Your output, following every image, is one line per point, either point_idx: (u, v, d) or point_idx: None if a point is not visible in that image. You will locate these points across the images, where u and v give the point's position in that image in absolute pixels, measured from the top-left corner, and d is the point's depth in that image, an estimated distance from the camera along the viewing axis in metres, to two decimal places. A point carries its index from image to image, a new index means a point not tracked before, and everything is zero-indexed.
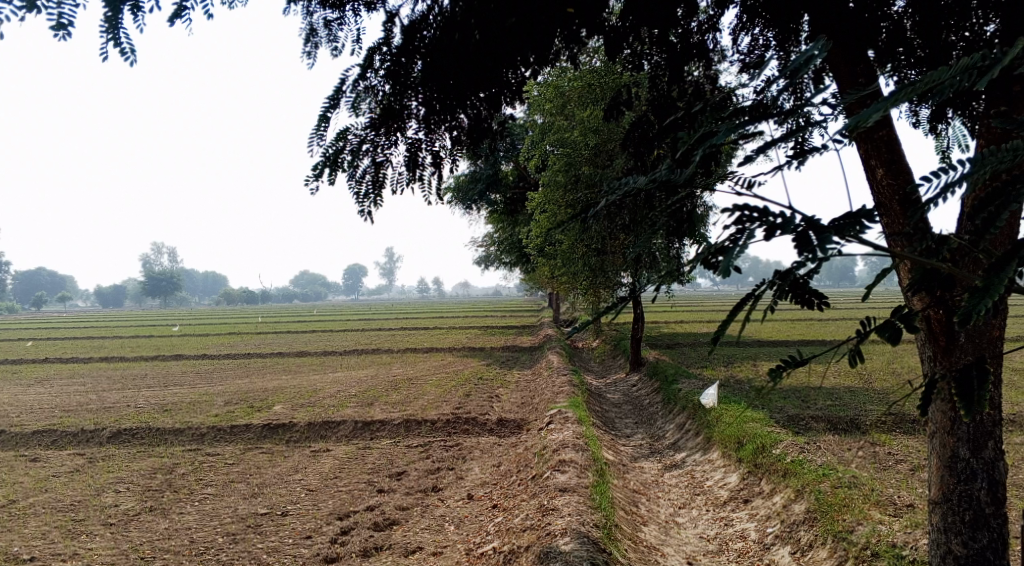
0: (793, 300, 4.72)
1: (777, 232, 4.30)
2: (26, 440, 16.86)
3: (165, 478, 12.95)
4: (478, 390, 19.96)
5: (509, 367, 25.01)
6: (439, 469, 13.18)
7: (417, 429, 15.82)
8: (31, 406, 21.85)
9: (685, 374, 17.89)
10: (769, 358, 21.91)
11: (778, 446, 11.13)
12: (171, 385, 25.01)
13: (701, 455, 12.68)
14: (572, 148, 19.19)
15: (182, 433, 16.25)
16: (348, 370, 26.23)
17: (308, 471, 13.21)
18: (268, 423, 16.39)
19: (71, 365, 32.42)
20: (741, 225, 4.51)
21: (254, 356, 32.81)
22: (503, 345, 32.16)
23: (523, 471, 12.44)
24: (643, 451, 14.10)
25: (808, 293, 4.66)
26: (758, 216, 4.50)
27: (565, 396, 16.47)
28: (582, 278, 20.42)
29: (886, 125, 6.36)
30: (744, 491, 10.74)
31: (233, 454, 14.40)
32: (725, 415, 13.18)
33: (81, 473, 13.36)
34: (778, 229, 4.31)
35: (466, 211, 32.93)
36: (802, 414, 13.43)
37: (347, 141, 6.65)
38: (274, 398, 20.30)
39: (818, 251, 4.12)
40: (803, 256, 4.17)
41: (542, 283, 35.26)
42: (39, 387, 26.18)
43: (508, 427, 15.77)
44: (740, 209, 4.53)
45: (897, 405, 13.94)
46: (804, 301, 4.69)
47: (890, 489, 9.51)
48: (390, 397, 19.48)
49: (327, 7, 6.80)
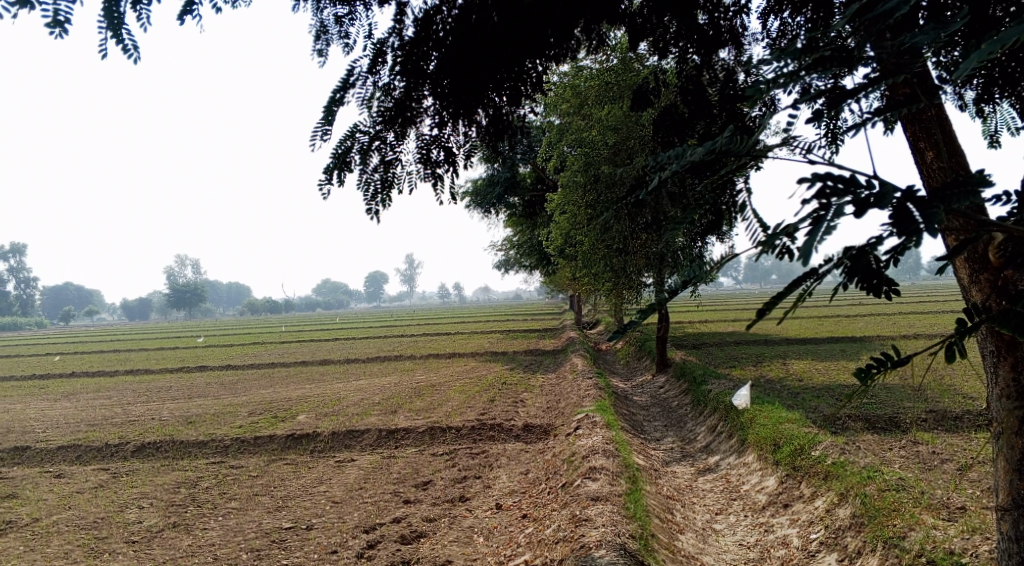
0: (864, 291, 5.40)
1: (875, 205, 4.54)
2: (50, 456, 16.79)
3: (188, 493, 12.78)
4: (503, 395, 19.66)
5: (532, 371, 24.70)
6: (466, 477, 12.92)
7: (442, 436, 15.55)
8: (56, 421, 21.88)
9: (715, 375, 17.50)
10: (799, 356, 21.41)
11: (817, 448, 10.76)
12: (195, 397, 24.91)
13: (735, 458, 12.30)
14: (592, 148, 18.84)
15: (206, 445, 16.12)
16: (371, 378, 26.02)
17: (333, 483, 12.98)
18: (291, 433, 16.21)
19: (96, 379, 32.52)
20: (824, 199, 4.67)
21: (277, 366, 32.69)
22: (525, 349, 31.85)
23: (553, 478, 12.16)
24: (674, 454, 13.76)
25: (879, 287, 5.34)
26: (840, 189, 4.68)
27: (592, 400, 16.14)
28: (605, 279, 20.06)
29: (935, 106, 6.19)
30: (783, 495, 10.36)
31: (256, 466, 14.21)
32: (758, 416, 12.81)
33: (104, 490, 13.22)
34: (872, 204, 4.56)
35: (485, 215, 32.66)
36: (838, 413, 13.03)
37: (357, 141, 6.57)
38: (297, 408, 20.11)
39: (925, 225, 4.41)
40: (909, 231, 4.45)
41: (563, 286, 34.86)
42: (65, 402, 26.21)
43: (534, 433, 15.48)
44: (820, 182, 4.70)
45: (937, 402, 13.46)
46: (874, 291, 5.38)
47: (939, 491, 9.11)
48: (414, 404, 19.27)
49: (337, 3, 6.59)
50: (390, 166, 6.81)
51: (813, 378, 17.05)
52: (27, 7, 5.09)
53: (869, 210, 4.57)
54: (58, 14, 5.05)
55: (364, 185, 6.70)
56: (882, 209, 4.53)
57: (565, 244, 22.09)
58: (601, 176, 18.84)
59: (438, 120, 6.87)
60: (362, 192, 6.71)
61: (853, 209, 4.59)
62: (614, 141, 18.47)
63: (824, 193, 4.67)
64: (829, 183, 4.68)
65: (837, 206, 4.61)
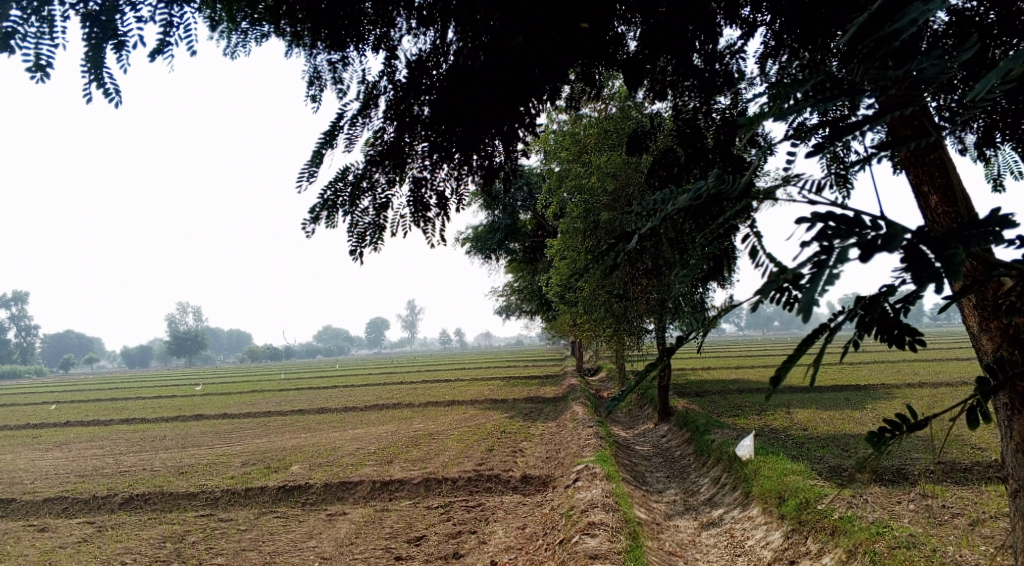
0: (883, 337, 5.47)
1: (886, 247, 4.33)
2: (36, 508, 16.39)
3: (174, 548, 12.41)
4: (501, 445, 19.28)
5: (532, 420, 24.27)
6: (461, 532, 12.54)
7: (438, 487, 15.18)
8: (47, 472, 21.45)
9: (718, 424, 17.13)
10: (804, 405, 21.05)
11: (823, 501, 10.42)
12: (188, 446, 24.48)
13: (739, 511, 11.93)
14: (590, 194, 18.76)
15: (196, 497, 15.72)
16: (369, 427, 25.61)
17: (324, 537, 12.59)
18: (284, 484, 15.83)
19: (91, 428, 32.10)
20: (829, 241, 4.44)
21: (274, 414, 32.25)
22: (526, 396, 31.42)
23: (550, 534, 11.78)
24: (677, 507, 13.36)
25: (898, 331, 5.38)
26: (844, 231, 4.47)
27: (591, 449, 15.79)
28: (605, 326, 19.78)
29: (938, 148, 6.01)
30: (789, 551, 9.98)
31: (246, 519, 13.82)
32: (763, 467, 12.47)
33: (88, 544, 12.84)
34: (881, 247, 4.35)
35: (485, 262, 32.54)
36: (845, 464, 12.70)
37: (346, 184, 6.44)
38: (291, 458, 19.71)
39: (941, 268, 4.22)
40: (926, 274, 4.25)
41: (564, 332, 34.57)
42: (57, 452, 25.79)
43: (532, 484, 15.10)
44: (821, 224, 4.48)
45: (946, 452, 13.12)
46: (894, 337, 5.43)
47: (951, 548, 8.78)
48: (410, 454, 18.87)
49: (330, 49, 6.48)
50: (380, 209, 6.67)
51: (818, 427, 16.69)
52: (5, 50, 4.96)
53: (877, 252, 4.36)
54: (38, 57, 4.95)
55: (352, 228, 6.56)
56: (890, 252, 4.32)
57: (565, 290, 21.87)
58: (600, 223, 18.64)
59: (430, 164, 6.76)
60: (349, 235, 6.58)
61: (859, 252, 4.38)
62: (612, 187, 18.41)
63: (826, 235, 4.45)
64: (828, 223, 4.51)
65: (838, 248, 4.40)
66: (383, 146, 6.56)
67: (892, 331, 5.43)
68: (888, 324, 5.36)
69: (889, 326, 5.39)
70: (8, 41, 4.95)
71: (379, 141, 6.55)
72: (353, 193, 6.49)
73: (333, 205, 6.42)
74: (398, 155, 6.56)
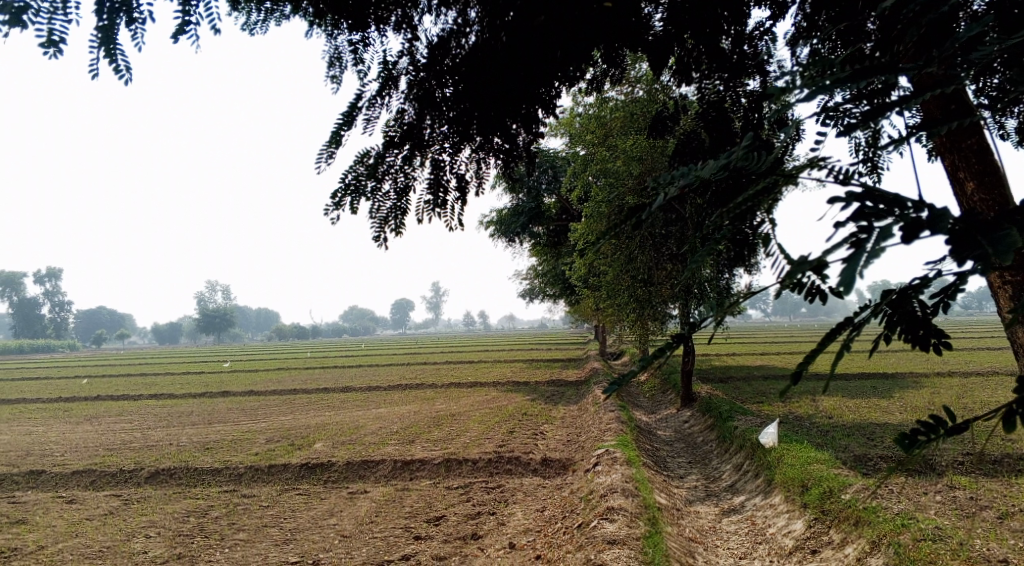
0: (907, 337, 5.48)
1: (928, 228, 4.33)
2: (65, 480, 16.68)
3: (197, 522, 12.57)
4: (523, 427, 19.27)
5: (554, 402, 24.21)
6: (480, 513, 12.56)
7: (458, 468, 15.21)
8: (76, 445, 21.80)
9: (742, 410, 16.96)
10: (830, 392, 20.81)
11: (847, 491, 10.28)
12: (214, 423, 24.76)
13: (762, 499, 11.81)
14: (616, 178, 18.56)
15: (220, 472, 15.89)
16: (392, 406, 25.72)
17: (344, 516, 12.67)
18: (306, 462, 15.95)
19: (120, 403, 32.58)
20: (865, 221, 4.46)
21: (299, 392, 32.52)
22: (548, 379, 31.36)
23: (569, 517, 11.76)
24: (698, 493, 13.26)
25: (924, 332, 5.40)
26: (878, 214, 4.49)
27: (613, 434, 15.74)
28: (629, 311, 19.32)
29: (976, 133, 5.85)
30: (811, 540, 9.86)
31: (268, 496, 13.95)
32: (786, 455, 12.33)
33: (113, 517, 13.05)
34: (921, 229, 4.35)
35: (510, 244, 32.43)
36: (869, 454, 12.53)
37: (367, 166, 6.43)
38: (314, 436, 19.85)
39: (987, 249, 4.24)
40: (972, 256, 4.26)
41: (588, 316, 34.42)
42: (86, 425, 26.21)
43: (552, 467, 15.08)
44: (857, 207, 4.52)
45: (974, 444, 12.89)
46: (918, 338, 5.43)
47: (977, 541, 8.62)
48: (432, 434, 18.92)
49: (349, 30, 6.42)
50: (402, 193, 6.63)
51: (845, 416, 16.49)
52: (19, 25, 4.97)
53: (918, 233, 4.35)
54: (52, 33, 4.96)
55: (375, 212, 6.54)
56: (934, 233, 4.32)
57: (589, 274, 21.73)
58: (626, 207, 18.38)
59: (452, 146, 6.69)
60: (371, 219, 6.55)
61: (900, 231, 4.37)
62: (638, 171, 18.24)
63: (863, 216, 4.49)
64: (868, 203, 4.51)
65: (880, 228, 4.39)
66: (403, 128, 6.53)
67: (919, 331, 5.40)
68: (916, 323, 5.38)
69: (917, 325, 5.38)
70: (22, 17, 4.96)
71: (399, 122, 6.50)
72: (374, 176, 6.47)
73: (355, 189, 6.41)
74: (419, 136, 6.51)
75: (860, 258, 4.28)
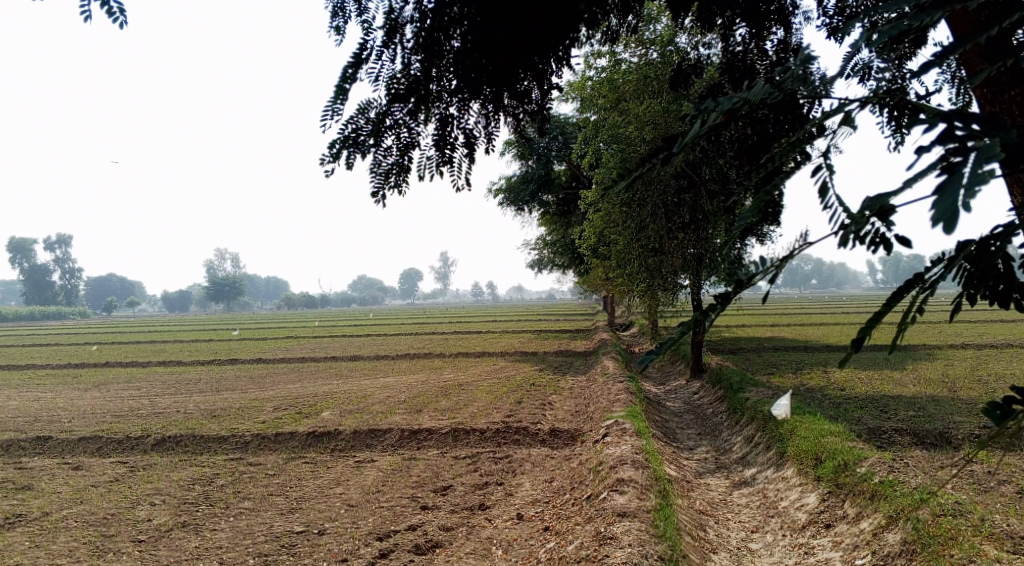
0: (992, 297, 5.47)
1: None
2: (72, 446, 16.66)
3: (202, 490, 12.49)
4: (530, 397, 19.15)
5: (562, 373, 24.08)
6: (487, 483, 12.46)
7: (465, 438, 15.08)
8: (85, 411, 21.83)
9: (754, 382, 16.75)
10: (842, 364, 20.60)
11: (863, 464, 10.09)
12: (223, 390, 24.74)
13: (774, 472, 11.63)
14: (627, 144, 18.20)
15: (226, 440, 15.81)
16: (400, 375, 25.64)
17: (350, 484, 12.57)
18: (313, 430, 15.85)
19: (130, 369, 32.65)
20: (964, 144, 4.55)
21: (307, 360, 32.50)
22: (557, 350, 31.23)
23: (578, 489, 11.66)
24: (708, 465, 13.12)
25: (1011, 291, 5.38)
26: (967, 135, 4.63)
27: (622, 405, 15.58)
28: (639, 281, 19.35)
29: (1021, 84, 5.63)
30: (825, 514, 9.72)
31: (275, 464, 13.88)
32: (800, 427, 12.13)
33: (119, 484, 12.99)
34: None
35: (518, 213, 32.04)
36: (884, 426, 12.33)
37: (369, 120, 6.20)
38: (322, 404, 19.76)
39: None
40: None
41: (597, 286, 34.16)
42: (96, 392, 26.24)
43: (561, 438, 14.92)
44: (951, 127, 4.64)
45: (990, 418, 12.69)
46: (1003, 297, 5.43)
47: (997, 516, 8.45)
48: (439, 404, 18.82)
49: None
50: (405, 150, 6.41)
51: (858, 388, 16.29)
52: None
53: None
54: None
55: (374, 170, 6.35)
56: None
57: (598, 243, 21.45)
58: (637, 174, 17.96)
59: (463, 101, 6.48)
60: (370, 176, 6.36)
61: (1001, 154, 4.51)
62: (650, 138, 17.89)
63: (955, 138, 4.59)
64: (961, 124, 4.62)
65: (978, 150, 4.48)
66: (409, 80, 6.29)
67: (1005, 291, 5.39)
68: (1001, 281, 5.36)
69: (1001, 283, 5.35)
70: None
71: (404, 73, 6.26)
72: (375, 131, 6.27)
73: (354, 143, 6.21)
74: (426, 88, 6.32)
75: (964, 185, 4.36)
